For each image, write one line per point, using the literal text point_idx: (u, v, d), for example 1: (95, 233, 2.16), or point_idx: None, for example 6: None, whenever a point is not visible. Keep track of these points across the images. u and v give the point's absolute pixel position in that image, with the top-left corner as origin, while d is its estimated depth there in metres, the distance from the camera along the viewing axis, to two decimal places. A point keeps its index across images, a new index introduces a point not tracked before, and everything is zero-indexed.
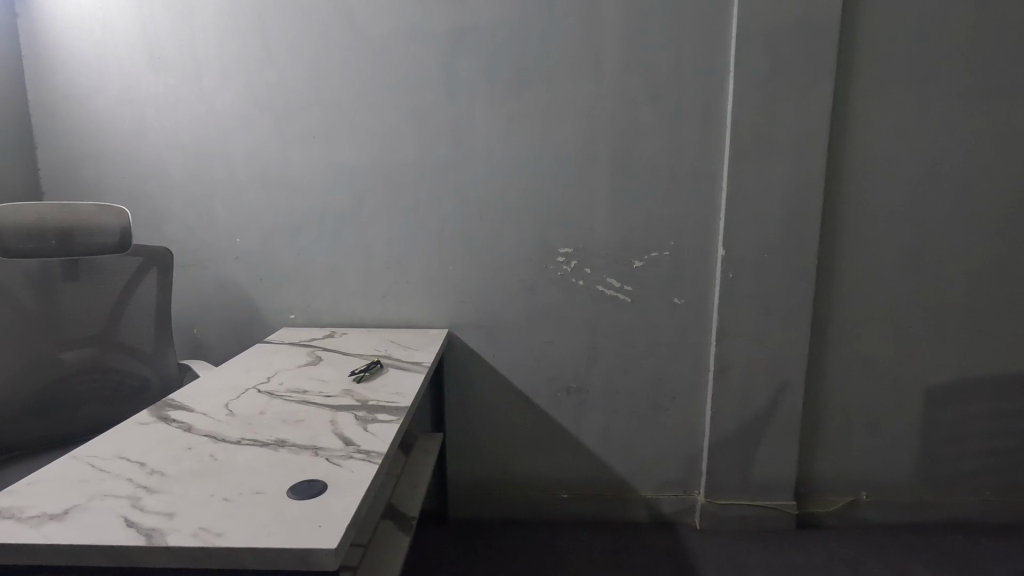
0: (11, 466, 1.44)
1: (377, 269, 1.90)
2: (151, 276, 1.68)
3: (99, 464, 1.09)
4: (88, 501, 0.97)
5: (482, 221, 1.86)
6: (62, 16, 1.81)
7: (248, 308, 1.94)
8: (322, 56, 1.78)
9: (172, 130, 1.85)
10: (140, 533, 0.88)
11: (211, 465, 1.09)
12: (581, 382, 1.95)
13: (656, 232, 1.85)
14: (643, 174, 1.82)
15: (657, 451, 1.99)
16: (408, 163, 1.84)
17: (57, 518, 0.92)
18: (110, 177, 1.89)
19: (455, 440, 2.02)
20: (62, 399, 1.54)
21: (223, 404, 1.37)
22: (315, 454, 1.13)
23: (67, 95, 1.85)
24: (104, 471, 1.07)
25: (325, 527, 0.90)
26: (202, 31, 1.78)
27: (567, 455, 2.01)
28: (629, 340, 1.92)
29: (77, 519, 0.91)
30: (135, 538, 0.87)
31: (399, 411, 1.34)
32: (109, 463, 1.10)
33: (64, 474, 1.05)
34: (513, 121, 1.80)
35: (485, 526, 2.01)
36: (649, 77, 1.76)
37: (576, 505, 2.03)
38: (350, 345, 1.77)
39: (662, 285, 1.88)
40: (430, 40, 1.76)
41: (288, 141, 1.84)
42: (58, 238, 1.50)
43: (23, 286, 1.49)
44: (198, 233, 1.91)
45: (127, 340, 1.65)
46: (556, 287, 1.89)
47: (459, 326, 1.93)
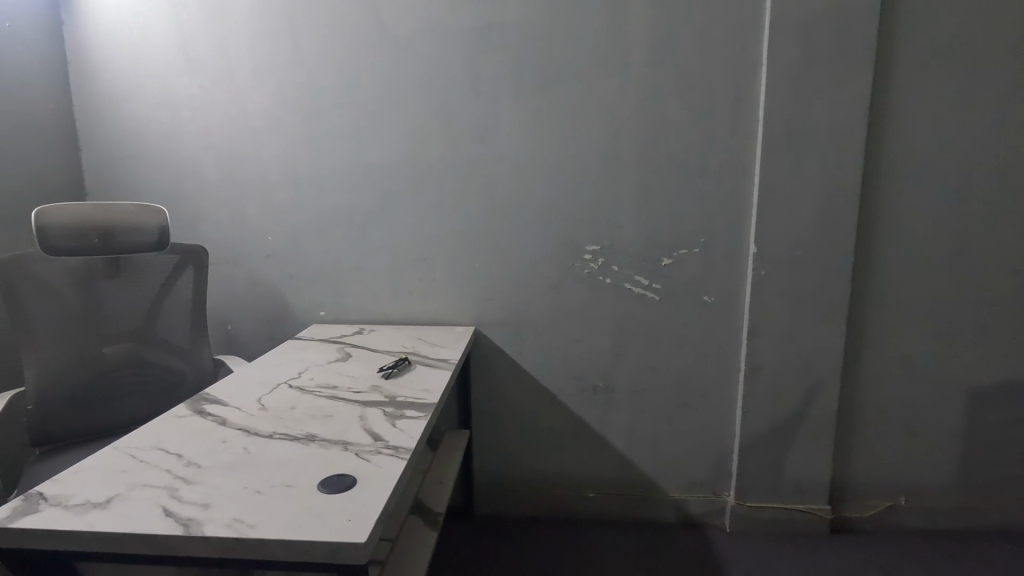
0: (56, 456, 1.50)
1: (405, 266, 1.92)
2: (188, 273, 1.72)
3: (139, 455, 1.13)
4: (129, 491, 1.00)
5: (509, 219, 1.86)
6: (103, 22, 1.87)
7: (279, 306, 1.98)
8: (350, 56, 1.81)
9: (206, 131, 1.89)
10: (177, 522, 0.91)
11: (243, 458, 1.12)
12: (608, 380, 1.94)
13: (684, 229, 1.83)
14: (671, 170, 1.80)
15: (686, 451, 1.97)
16: (435, 162, 1.85)
17: (100, 506, 0.96)
18: (148, 177, 1.94)
19: (481, 436, 2.03)
20: (103, 392, 1.59)
21: (256, 398, 1.41)
22: (344, 449, 1.15)
23: (107, 99, 1.91)
24: (143, 462, 1.10)
25: (353, 521, 0.91)
26: (236, 35, 1.82)
27: (594, 453, 2.00)
28: (656, 338, 1.90)
29: (118, 508, 0.95)
30: (172, 528, 0.89)
31: (427, 407, 1.36)
32: (149, 455, 1.14)
33: (106, 464, 1.09)
34: (539, 118, 1.80)
35: (510, 523, 2.02)
36: (677, 71, 1.74)
37: (603, 504, 2.02)
38: (378, 342, 1.79)
39: (691, 283, 1.86)
40: (456, 39, 1.77)
41: (318, 141, 1.87)
42: (99, 237, 1.55)
43: (68, 282, 1.55)
44: (232, 231, 1.95)
45: (165, 336, 1.69)
46: (583, 285, 1.89)
47: (486, 323, 1.94)
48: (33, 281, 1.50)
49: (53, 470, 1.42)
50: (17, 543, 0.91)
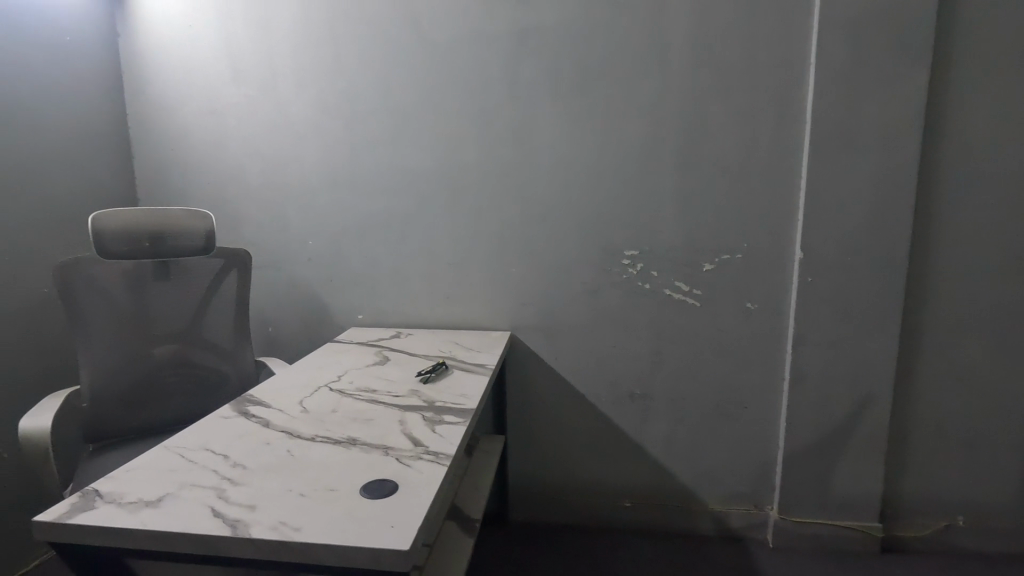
0: (108, 453, 1.56)
1: (441, 270, 1.93)
2: (232, 276, 1.77)
3: (187, 455, 1.16)
4: (178, 490, 1.03)
5: (546, 223, 1.86)
6: (156, 34, 1.94)
7: (319, 308, 2.02)
8: (389, 62, 1.84)
9: (250, 137, 1.95)
10: (225, 523, 0.92)
11: (287, 460, 1.14)
12: (646, 388, 1.91)
13: (726, 233, 1.79)
14: (712, 173, 1.76)
15: (726, 463, 1.91)
16: (472, 167, 1.86)
17: (151, 505, 0.98)
18: (195, 183, 2.01)
19: (517, 443, 2.02)
20: (151, 391, 1.65)
21: (297, 401, 1.43)
22: (385, 454, 1.16)
23: (158, 107, 1.99)
24: (191, 462, 1.13)
25: (396, 528, 0.91)
26: (280, 44, 1.88)
27: (631, 462, 1.96)
28: (696, 345, 1.86)
29: (169, 507, 0.97)
30: (220, 529, 0.91)
31: (465, 413, 1.36)
32: (196, 455, 1.17)
33: (155, 463, 1.13)
34: (577, 121, 1.79)
35: (545, 531, 2.00)
36: (719, 71, 1.71)
37: (639, 514, 1.98)
38: (416, 346, 1.81)
39: (732, 289, 1.81)
40: (493, 43, 1.78)
41: (357, 146, 1.90)
42: (150, 240, 1.62)
43: (120, 285, 1.62)
44: (274, 235, 2.00)
45: (209, 337, 1.74)
46: (621, 290, 1.86)
47: (523, 328, 1.93)
48: (88, 283, 1.57)
49: (105, 467, 1.48)
50: (72, 535, 0.94)
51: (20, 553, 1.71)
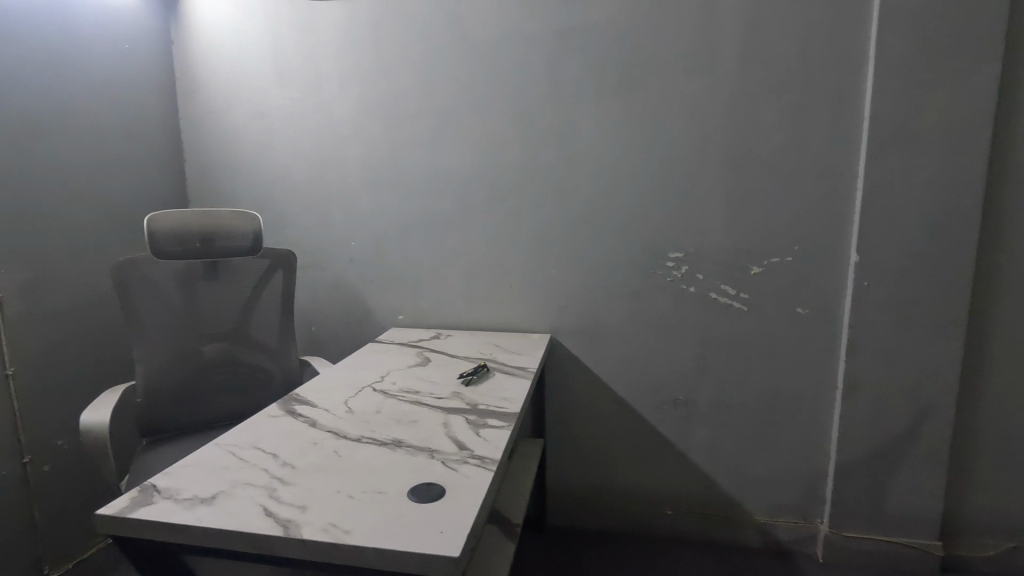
0: (161, 447, 1.61)
1: (481, 271, 1.93)
2: (278, 276, 1.81)
3: (238, 453, 1.19)
4: (231, 489, 1.05)
5: (587, 224, 1.83)
6: (207, 41, 2.01)
7: (361, 309, 2.05)
8: (432, 63, 1.85)
9: (295, 139, 2.00)
10: (277, 522, 0.94)
11: (335, 461, 1.15)
12: (690, 394, 1.86)
13: (776, 234, 1.73)
14: (761, 173, 1.71)
15: (774, 474, 1.85)
16: (513, 169, 1.85)
17: (206, 502, 1.00)
18: (243, 185, 2.07)
19: (557, 447, 1.99)
20: (201, 388, 1.70)
21: (342, 401, 1.45)
22: (431, 457, 1.16)
23: (208, 111, 2.05)
24: (242, 460, 1.16)
25: (445, 534, 0.90)
26: (326, 48, 1.91)
27: (675, 470, 1.91)
28: (743, 350, 1.80)
29: (224, 505, 0.99)
30: (271, 528, 0.92)
31: (507, 416, 1.35)
32: (247, 453, 1.19)
33: (208, 460, 1.16)
34: (621, 121, 1.76)
35: (584, 537, 1.97)
36: (770, 68, 1.65)
37: (681, 523, 1.93)
38: (457, 348, 1.81)
39: (781, 293, 1.75)
40: (536, 44, 1.78)
41: (399, 147, 1.92)
42: (201, 241, 1.67)
43: (172, 284, 1.67)
44: (317, 236, 2.04)
45: (256, 335, 1.78)
46: (665, 293, 1.82)
47: (563, 332, 1.91)
48: (143, 282, 1.63)
49: (160, 461, 1.53)
50: (120, 526, 0.96)
51: (80, 541, 1.78)
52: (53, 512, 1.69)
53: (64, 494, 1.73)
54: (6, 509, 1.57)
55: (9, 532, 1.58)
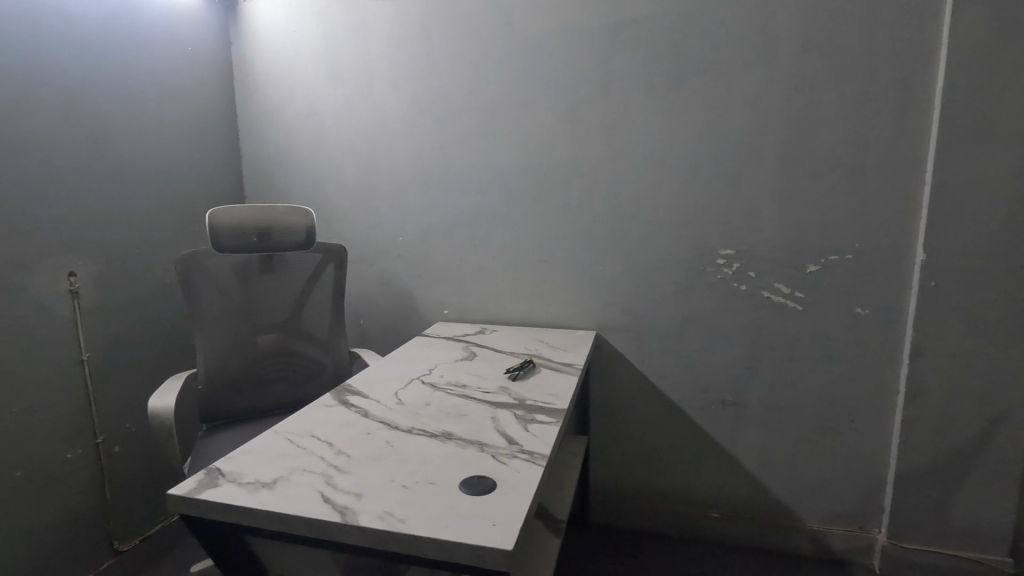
0: (222, 432, 1.68)
1: (526, 267, 1.94)
2: (329, 270, 1.87)
3: (296, 440, 1.23)
4: (290, 475, 1.08)
5: (634, 220, 1.81)
6: (265, 42, 2.08)
7: (408, 303, 2.09)
8: (480, 60, 1.86)
9: (347, 137, 2.04)
10: (335, 509, 0.96)
11: (387, 451, 1.17)
12: (740, 396, 1.81)
13: (834, 232, 1.66)
14: (818, 168, 1.64)
15: (828, 480, 1.78)
16: (560, 164, 1.85)
17: (267, 487, 1.04)
18: (296, 181, 2.14)
19: (601, 445, 1.98)
20: (256, 377, 1.76)
21: (393, 393, 1.48)
22: (480, 450, 1.17)
23: (265, 110, 2.13)
24: (299, 448, 1.19)
25: (497, 526, 0.91)
26: (377, 47, 1.95)
27: (723, 473, 1.87)
28: (797, 351, 1.74)
29: (283, 490, 1.03)
30: (330, 515, 0.95)
31: (555, 412, 1.35)
32: (304, 441, 1.23)
33: (267, 447, 1.20)
34: (672, 116, 1.73)
35: (627, 536, 1.94)
36: (832, 58, 1.58)
37: (728, 527, 1.88)
38: (502, 343, 1.82)
39: (839, 292, 1.68)
40: (584, 38, 1.76)
41: (446, 144, 1.94)
42: (258, 236, 1.73)
43: (232, 277, 1.74)
44: (367, 231, 2.09)
45: (308, 328, 1.84)
46: (715, 292, 1.78)
47: (609, 329, 1.89)
48: (205, 275, 1.70)
49: (219, 445, 1.60)
50: (177, 506, 1.01)
51: (147, 519, 1.88)
52: (122, 491, 1.80)
53: (133, 473, 1.83)
54: (81, 486, 1.67)
55: (84, 507, 1.68)
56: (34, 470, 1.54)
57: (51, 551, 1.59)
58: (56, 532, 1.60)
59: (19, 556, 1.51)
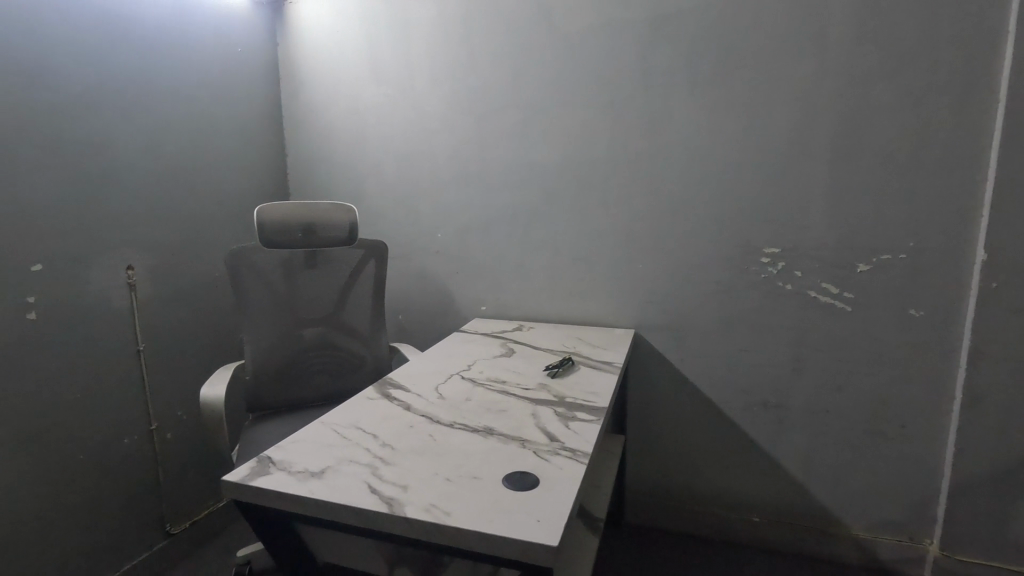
0: (269, 422, 1.73)
1: (564, 264, 1.93)
2: (370, 266, 1.90)
3: (341, 432, 1.25)
4: (338, 465, 1.11)
5: (674, 217, 1.78)
6: (311, 42, 2.12)
7: (446, 299, 2.11)
8: (521, 56, 1.86)
9: (388, 135, 2.08)
10: (382, 500, 0.97)
11: (430, 445, 1.19)
12: (783, 398, 1.76)
13: (885, 230, 1.59)
14: (870, 163, 1.58)
15: (876, 488, 1.71)
16: (599, 161, 1.83)
17: (316, 476, 1.06)
18: (339, 178, 2.18)
19: (638, 445, 1.96)
20: (301, 370, 1.81)
21: (433, 387, 1.50)
22: (523, 446, 1.17)
23: (310, 109, 2.18)
24: (345, 439, 1.22)
25: (542, 523, 0.91)
26: (419, 46, 1.97)
27: (763, 476, 1.82)
28: (845, 353, 1.68)
29: (331, 480, 1.05)
30: (378, 505, 0.96)
31: (595, 410, 1.34)
32: (349, 432, 1.26)
33: (315, 437, 1.23)
34: (716, 110, 1.69)
35: (663, 537, 1.92)
36: (888, 48, 1.52)
37: (769, 532, 1.83)
38: (540, 339, 1.82)
39: (890, 293, 1.61)
40: (626, 33, 1.74)
41: (486, 141, 1.95)
42: (302, 232, 1.78)
43: (278, 272, 1.79)
44: (406, 227, 2.12)
45: (350, 322, 1.88)
46: (759, 291, 1.73)
47: (647, 328, 1.86)
48: (252, 269, 1.75)
49: (265, 435, 1.65)
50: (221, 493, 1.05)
51: (197, 503, 1.96)
52: (174, 475, 1.88)
53: (185, 458, 1.91)
54: (137, 471, 1.75)
55: (139, 490, 1.76)
56: (94, 453, 1.62)
57: (111, 530, 1.67)
58: (115, 513, 1.68)
59: (81, 534, 1.59)
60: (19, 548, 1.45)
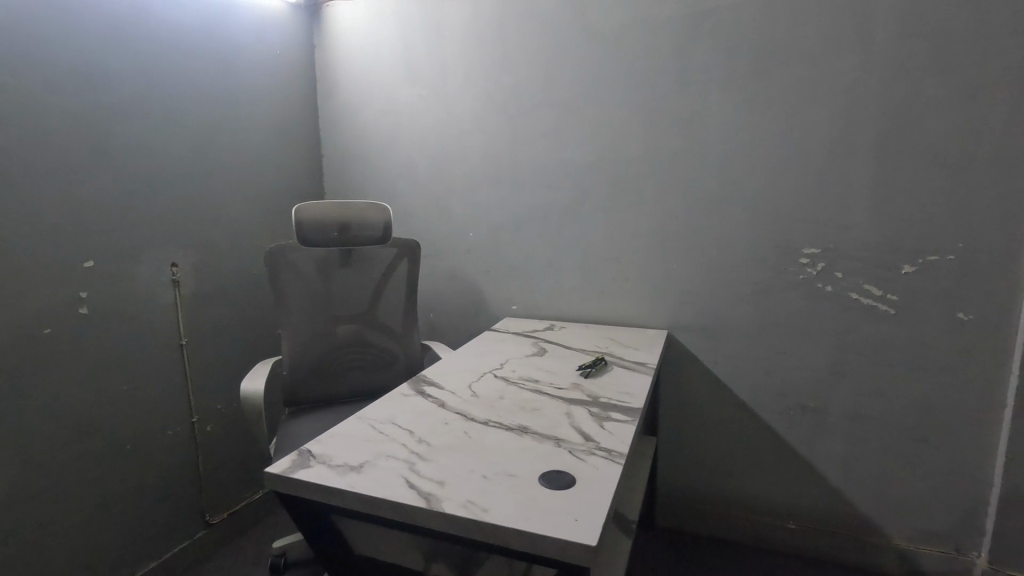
0: (307, 416, 1.77)
1: (595, 264, 1.91)
2: (403, 264, 1.93)
3: (378, 427, 1.27)
4: (376, 459, 1.12)
5: (709, 217, 1.75)
6: (347, 44, 2.15)
7: (478, 297, 2.11)
8: (553, 55, 1.85)
9: (422, 135, 2.09)
10: (420, 495, 0.98)
11: (465, 441, 1.19)
12: (822, 402, 1.71)
13: (932, 230, 1.53)
14: (916, 161, 1.52)
15: (919, 496, 1.65)
16: (632, 159, 1.81)
17: (355, 469, 1.08)
18: (373, 178, 2.21)
19: (670, 447, 1.93)
20: (336, 366, 1.84)
21: (467, 385, 1.50)
22: (558, 445, 1.17)
23: (346, 110, 2.21)
24: (382, 434, 1.23)
25: (580, 522, 0.90)
26: (453, 45, 1.98)
27: (800, 482, 1.78)
28: (888, 357, 1.62)
29: (369, 474, 1.06)
30: (415, 500, 0.97)
31: (629, 411, 1.32)
32: (385, 428, 1.27)
33: (352, 432, 1.25)
34: (754, 107, 1.65)
35: (695, 542, 1.89)
36: (937, 41, 1.45)
37: (805, 540, 1.78)
38: (571, 339, 1.81)
39: (938, 295, 1.55)
40: (661, 30, 1.71)
41: (518, 140, 1.95)
42: (337, 231, 1.80)
43: (315, 269, 1.82)
44: (438, 226, 2.13)
45: (383, 319, 1.90)
46: (797, 292, 1.68)
47: (680, 329, 1.84)
48: (291, 267, 1.79)
49: (302, 429, 1.68)
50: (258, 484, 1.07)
51: (235, 495, 2.02)
52: (213, 467, 1.93)
53: (224, 451, 1.97)
54: (179, 461, 1.81)
55: (180, 480, 1.82)
56: (138, 443, 1.69)
57: (154, 518, 1.74)
58: (157, 501, 1.74)
59: (126, 521, 1.66)
60: (67, 532, 1.52)
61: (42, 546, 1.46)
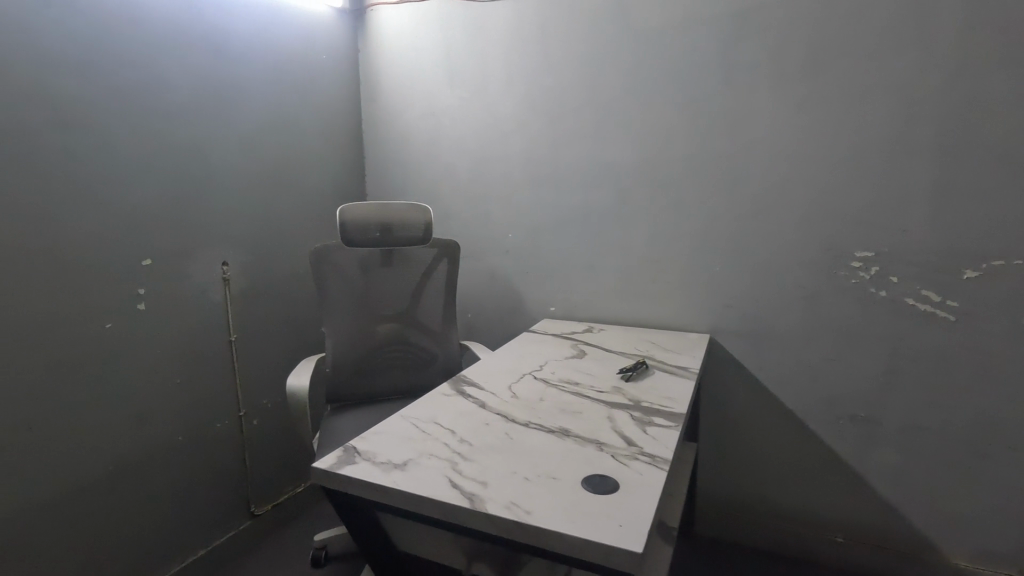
0: (350, 413, 1.80)
1: (636, 265, 1.89)
2: (443, 264, 1.94)
3: (420, 426, 1.28)
4: (419, 458, 1.13)
5: (755, 218, 1.70)
6: (391, 47, 2.18)
7: (516, 298, 2.11)
8: (595, 55, 1.83)
9: (463, 136, 2.10)
10: (464, 495, 0.98)
11: (506, 443, 1.19)
12: (874, 412, 1.64)
13: (996, 233, 1.45)
14: (977, 161, 1.44)
15: (979, 514, 1.57)
16: (674, 159, 1.78)
17: (399, 467, 1.08)
18: (415, 178, 2.24)
19: (710, 454, 1.88)
20: (376, 364, 1.86)
21: (507, 386, 1.50)
22: (600, 449, 1.15)
23: (388, 112, 2.24)
24: (425, 433, 1.24)
25: (625, 527, 0.88)
26: (494, 47, 1.98)
27: (848, 493, 1.71)
28: (946, 367, 1.54)
29: (412, 472, 1.07)
30: (460, 499, 0.97)
31: (672, 416, 1.30)
32: (427, 427, 1.28)
33: (395, 430, 1.25)
34: (803, 106, 1.60)
35: (736, 552, 1.83)
36: (1002, 36, 1.38)
37: (853, 554, 1.71)
38: (610, 342, 1.78)
39: (1002, 303, 1.47)
40: (705, 28, 1.67)
41: (558, 141, 1.94)
42: (380, 231, 1.82)
43: (358, 269, 1.85)
44: (478, 227, 2.14)
45: (423, 319, 1.92)
46: (848, 297, 1.62)
47: (723, 333, 1.79)
48: (335, 267, 1.82)
49: (344, 426, 1.71)
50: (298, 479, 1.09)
51: (277, 487, 2.06)
52: (257, 460, 1.98)
53: (268, 444, 2.02)
54: (225, 454, 1.86)
55: (227, 472, 1.87)
56: (189, 435, 1.75)
57: (203, 508, 1.80)
58: (206, 491, 1.80)
59: (177, 509, 1.72)
60: (122, 518, 1.58)
61: (99, 530, 1.53)
